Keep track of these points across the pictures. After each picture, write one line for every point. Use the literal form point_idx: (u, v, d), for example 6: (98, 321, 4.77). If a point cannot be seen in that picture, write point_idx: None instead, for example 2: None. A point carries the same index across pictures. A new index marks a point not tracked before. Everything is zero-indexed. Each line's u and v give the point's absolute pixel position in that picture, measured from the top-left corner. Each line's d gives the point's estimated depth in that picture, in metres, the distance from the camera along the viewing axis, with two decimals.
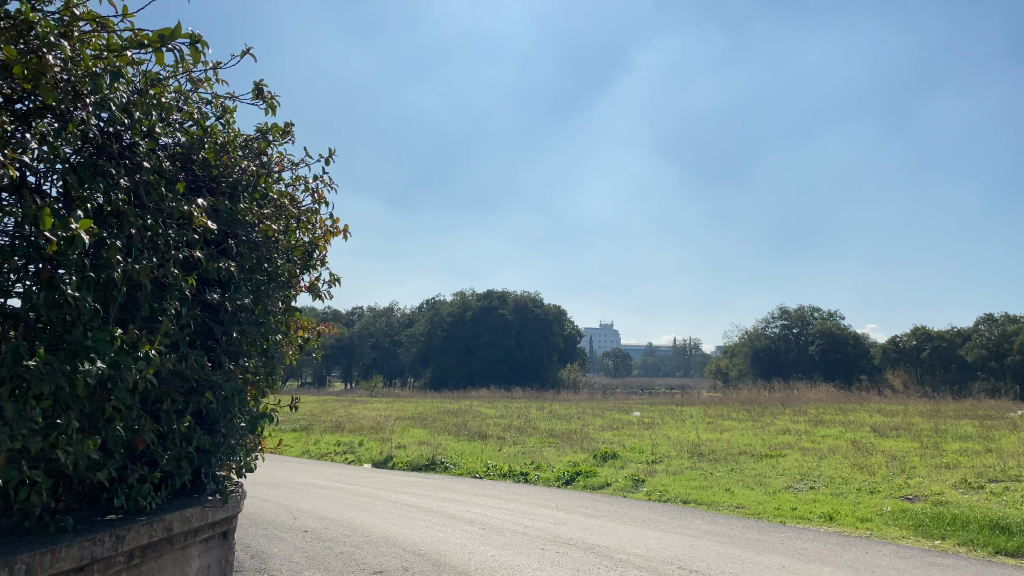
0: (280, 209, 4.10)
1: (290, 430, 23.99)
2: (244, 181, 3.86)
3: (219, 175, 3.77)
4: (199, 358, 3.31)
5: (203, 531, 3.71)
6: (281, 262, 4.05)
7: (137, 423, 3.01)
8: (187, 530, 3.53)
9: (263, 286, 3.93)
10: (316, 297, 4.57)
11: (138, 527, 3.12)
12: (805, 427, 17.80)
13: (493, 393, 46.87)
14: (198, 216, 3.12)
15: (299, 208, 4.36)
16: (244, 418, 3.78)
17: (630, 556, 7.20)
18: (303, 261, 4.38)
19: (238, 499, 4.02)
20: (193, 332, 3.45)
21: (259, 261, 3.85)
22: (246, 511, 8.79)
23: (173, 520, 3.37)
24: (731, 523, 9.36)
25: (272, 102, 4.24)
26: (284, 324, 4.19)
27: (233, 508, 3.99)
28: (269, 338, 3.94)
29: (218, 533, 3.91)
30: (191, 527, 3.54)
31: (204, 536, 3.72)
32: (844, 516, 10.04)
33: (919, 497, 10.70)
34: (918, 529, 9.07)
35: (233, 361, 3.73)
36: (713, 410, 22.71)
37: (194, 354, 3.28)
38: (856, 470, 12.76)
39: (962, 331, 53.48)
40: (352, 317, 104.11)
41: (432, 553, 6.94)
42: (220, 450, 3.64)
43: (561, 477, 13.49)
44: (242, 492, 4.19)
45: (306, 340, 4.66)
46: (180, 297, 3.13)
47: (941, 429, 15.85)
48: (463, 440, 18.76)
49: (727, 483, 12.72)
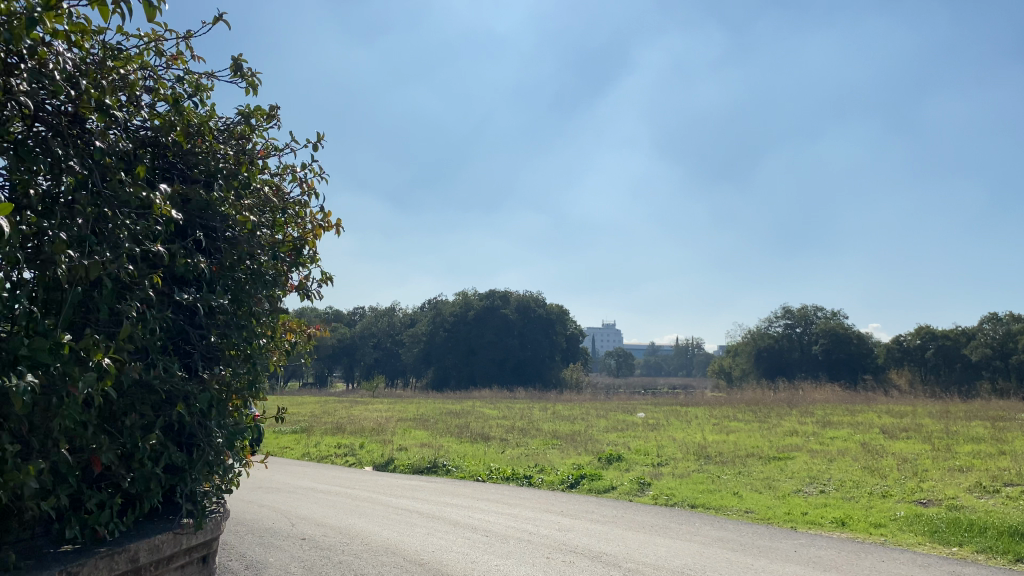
0: (262, 199, 3.88)
1: (291, 432, 23.79)
2: (222, 168, 3.64)
3: (195, 163, 3.57)
4: (168, 365, 3.10)
5: (177, 557, 3.54)
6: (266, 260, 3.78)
7: (92, 443, 2.81)
8: (157, 559, 3.35)
9: (247, 284, 3.69)
10: (305, 297, 4.32)
11: (96, 560, 2.93)
12: (813, 428, 17.54)
13: (495, 393, 46.63)
14: (161, 204, 2.87)
15: (285, 199, 4.12)
16: (225, 431, 3.58)
17: (638, 565, 6.95)
18: (293, 258, 4.11)
19: (218, 521, 3.85)
20: (164, 337, 3.25)
21: (239, 258, 3.60)
22: (243, 518, 8.56)
23: (139, 549, 3.19)
24: (741, 529, 9.12)
25: (253, 80, 4.06)
26: (270, 328, 3.94)
27: (213, 531, 3.81)
28: (252, 343, 3.73)
29: (196, 558, 3.73)
30: (162, 555, 3.37)
31: (178, 563, 3.55)
32: (857, 522, 9.78)
33: (933, 501, 10.44)
34: (934, 535, 8.81)
35: (211, 369, 3.53)
36: (719, 411, 22.45)
37: (162, 362, 3.07)
38: (867, 473, 12.51)
39: (966, 331, 53.24)
40: (354, 317, 103.99)
41: (433, 563, 6.70)
42: (197, 469, 3.44)
43: (565, 480, 13.25)
44: (225, 511, 4.02)
45: (294, 343, 4.43)
46: (145, 297, 2.89)
47: (952, 431, 15.58)
48: (466, 442, 18.53)
49: (735, 486, 12.48)
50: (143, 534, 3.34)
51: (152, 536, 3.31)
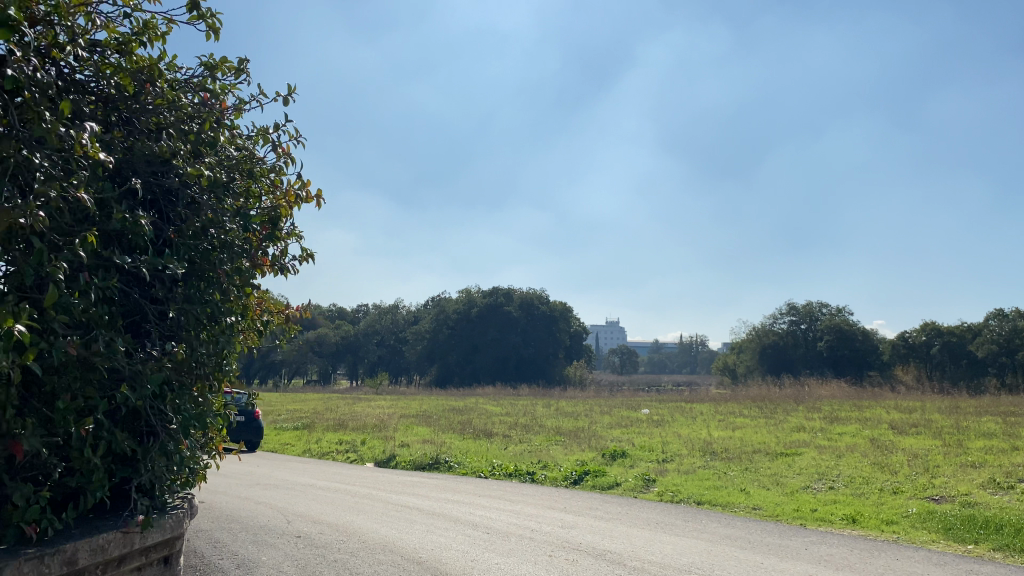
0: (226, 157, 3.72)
1: (292, 429, 23.61)
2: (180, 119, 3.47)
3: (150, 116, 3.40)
4: (110, 340, 2.90)
5: (130, 558, 3.35)
6: (230, 226, 3.60)
7: (17, 428, 2.60)
8: (102, 560, 3.16)
9: (210, 253, 3.53)
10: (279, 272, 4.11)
11: (21, 560, 2.72)
12: (820, 424, 17.28)
13: (499, 391, 46.41)
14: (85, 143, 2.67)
15: (257, 161, 3.97)
16: (185, 414, 3.38)
17: (644, 564, 6.70)
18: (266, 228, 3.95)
19: (178, 519, 3.66)
20: (110, 308, 3.05)
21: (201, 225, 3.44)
22: (237, 515, 8.34)
23: (76, 549, 2.99)
24: (750, 526, 8.88)
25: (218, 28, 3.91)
26: (239, 306, 3.76)
27: (174, 530, 3.63)
28: (216, 319, 3.54)
29: (152, 560, 3.55)
30: (108, 556, 3.17)
31: (131, 565, 3.36)
32: (868, 519, 9.54)
33: (946, 498, 10.20)
34: (949, 532, 8.56)
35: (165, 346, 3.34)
36: (724, 408, 22.22)
37: (102, 335, 2.87)
38: (877, 469, 12.26)
39: (972, 327, 52.99)
40: (357, 314, 103.74)
41: (431, 562, 6.47)
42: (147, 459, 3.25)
43: (569, 477, 13.01)
44: (187, 507, 3.83)
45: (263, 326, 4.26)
46: (74, 257, 2.68)
47: (962, 426, 15.32)
48: (468, 438, 18.29)
49: (742, 483, 12.24)
50: (85, 533, 3.15)
51: (96, 536, 3.11)
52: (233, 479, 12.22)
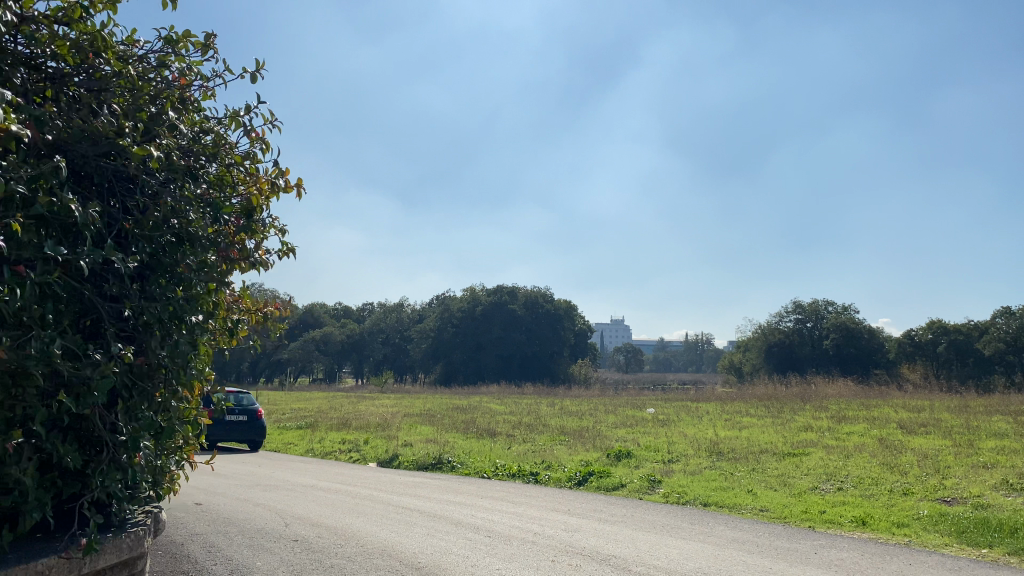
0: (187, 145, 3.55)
1: (295, 428, 23.48)
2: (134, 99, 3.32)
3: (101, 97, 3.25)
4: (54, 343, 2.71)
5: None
6: (194, 218, 3.44)
7: None
8: None
9: (170, 246, 3.37)
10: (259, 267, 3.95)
11: None
12: (828, 423, 17.07)
13: (503, 390, 46.25)
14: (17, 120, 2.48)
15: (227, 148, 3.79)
16: (138, 424, 3.22)
17: (650, 570, 6.51)
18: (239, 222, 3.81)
19: (138, 536, 3.50)
20: (56, 302, 2.88)
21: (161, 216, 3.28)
22: (234, 517, 8.18)
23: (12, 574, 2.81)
24: (757, 529, 8.67)
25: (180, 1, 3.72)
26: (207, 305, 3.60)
27: (132, 548, 3.46)
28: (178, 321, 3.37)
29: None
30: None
31: None
32: (878, 521, 9.34)
33: (958, 499, 9.99)
34: (961, 535, 8.36)
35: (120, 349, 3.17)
36: (731, 406, 22.00)
37: (47, 337, 2.68)
38: (886, 470, 12.04)
39: (979, 325, 52.71)
40: (362, 313, 103.68)
41: (430, 567, 6.30)
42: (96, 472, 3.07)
43: (573, 477, 12.82)
44: (150, 524, 3.67)
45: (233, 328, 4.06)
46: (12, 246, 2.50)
47: (973, 426, 15.10)
48: (472, 438, 18.11)
49: (749, 484, 12.05)
50: (26, 555, 2.97)
51: (35, 561, 2.93)
52: (233, 479, 12.06)
